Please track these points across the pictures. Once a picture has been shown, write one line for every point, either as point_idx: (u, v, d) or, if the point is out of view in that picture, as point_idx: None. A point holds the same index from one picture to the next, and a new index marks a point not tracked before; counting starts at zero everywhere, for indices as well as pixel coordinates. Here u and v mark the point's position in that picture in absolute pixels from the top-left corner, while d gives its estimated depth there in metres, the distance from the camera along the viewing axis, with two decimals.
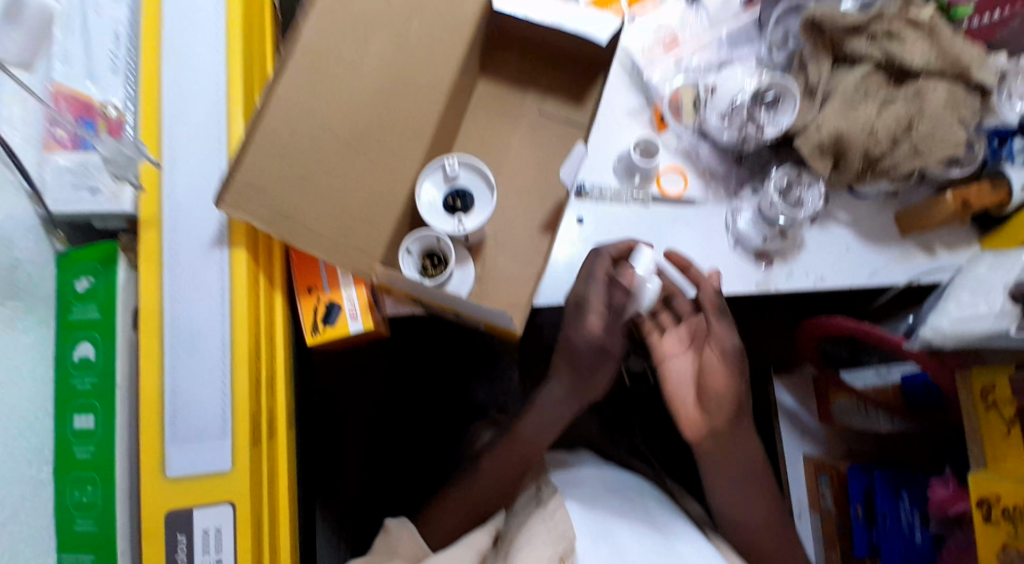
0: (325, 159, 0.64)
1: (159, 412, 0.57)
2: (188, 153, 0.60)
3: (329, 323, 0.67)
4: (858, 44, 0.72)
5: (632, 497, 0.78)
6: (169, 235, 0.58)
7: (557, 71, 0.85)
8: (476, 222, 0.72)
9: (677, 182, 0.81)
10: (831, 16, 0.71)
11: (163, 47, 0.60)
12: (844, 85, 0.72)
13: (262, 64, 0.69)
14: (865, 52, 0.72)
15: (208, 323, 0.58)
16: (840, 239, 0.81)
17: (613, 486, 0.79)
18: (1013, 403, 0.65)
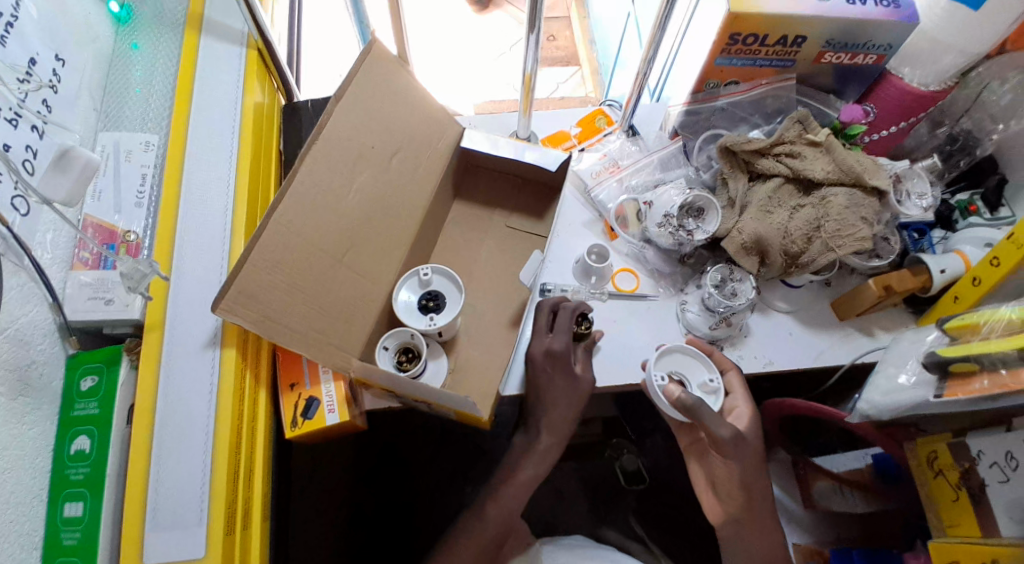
0: (308, 269, 0.72)
1: (143, 498, 0.62)
2: (190, 268, 0.69)
3: (309, 415, 0.74)
4: (767, 164, 0.84)
5: None
6: (168, 338, 0.66)
7: (520, 191, 0.97)
8: (446, 319, 0.80)
9: (630, 280, 0.92)
10: (738, 144, 0.84)
11: (181, 183, 0.72)
12: (758, 196, 0.84)
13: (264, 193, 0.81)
14: (775, 170, 0.84)
15: (195, 417, 0.65)
16: (781, 325, 0.89)
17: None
18: (955, 469, 0.70)
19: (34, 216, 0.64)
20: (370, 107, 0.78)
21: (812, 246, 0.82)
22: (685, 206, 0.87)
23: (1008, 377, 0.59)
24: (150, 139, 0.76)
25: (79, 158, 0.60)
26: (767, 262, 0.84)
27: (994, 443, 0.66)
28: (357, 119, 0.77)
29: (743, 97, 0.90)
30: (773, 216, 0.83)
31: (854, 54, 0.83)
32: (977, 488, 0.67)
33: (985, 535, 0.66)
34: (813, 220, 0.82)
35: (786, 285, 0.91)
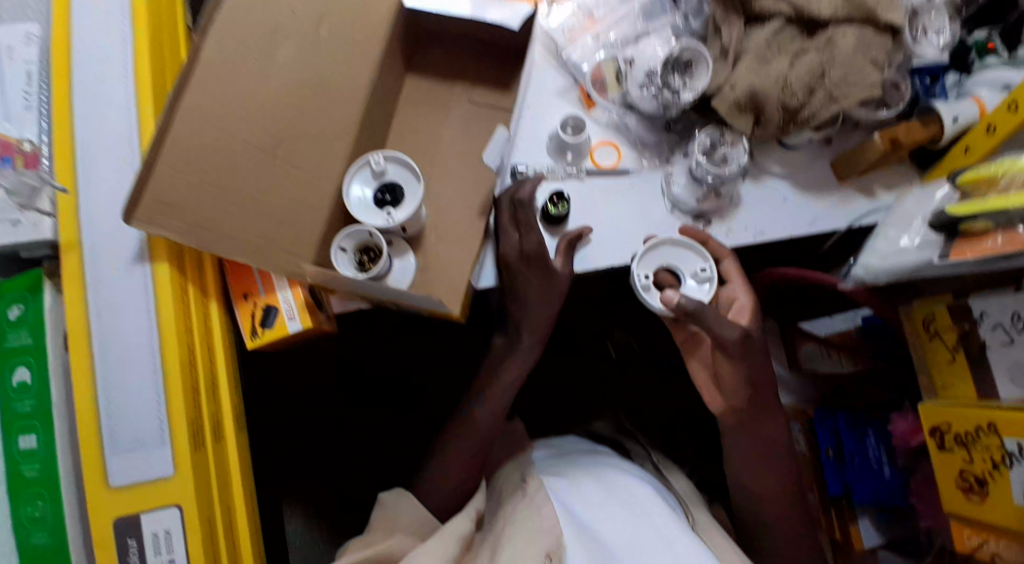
0: (239, 170, 0.65)
1: (97, 425, 0.58)
2: (100, 176, 0.61)
3: (269, 325, 0.69)
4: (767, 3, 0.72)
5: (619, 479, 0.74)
6: (91, 257, 0.60)
7: (481, 59, 0.86)
8: (406, 214, 0.71)
9: (610, 155, 0.82)
10: None
11: (73, 78, 0.62)
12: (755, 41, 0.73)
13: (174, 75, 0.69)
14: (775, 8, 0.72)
15: (137, 337, 0.60)
16: (776, 191, 0.82)
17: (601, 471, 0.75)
18: (954, 330, 0.66)
19: None
20: None
21: (814, 99, 0.72)
22: (670, 61, 0.76)
23: None
24: (31, 28, 0.64)
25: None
26: (763, 121, 0.75)
27: (999, 302, 0.61)
28: None
29: None
30: (771, 64, 0.72)
31: None
32: (976, 351, 0.64)
33: (980, 397, 0.65)
34: (817, 67, 0.71)
35: (782, 146, 0.82)
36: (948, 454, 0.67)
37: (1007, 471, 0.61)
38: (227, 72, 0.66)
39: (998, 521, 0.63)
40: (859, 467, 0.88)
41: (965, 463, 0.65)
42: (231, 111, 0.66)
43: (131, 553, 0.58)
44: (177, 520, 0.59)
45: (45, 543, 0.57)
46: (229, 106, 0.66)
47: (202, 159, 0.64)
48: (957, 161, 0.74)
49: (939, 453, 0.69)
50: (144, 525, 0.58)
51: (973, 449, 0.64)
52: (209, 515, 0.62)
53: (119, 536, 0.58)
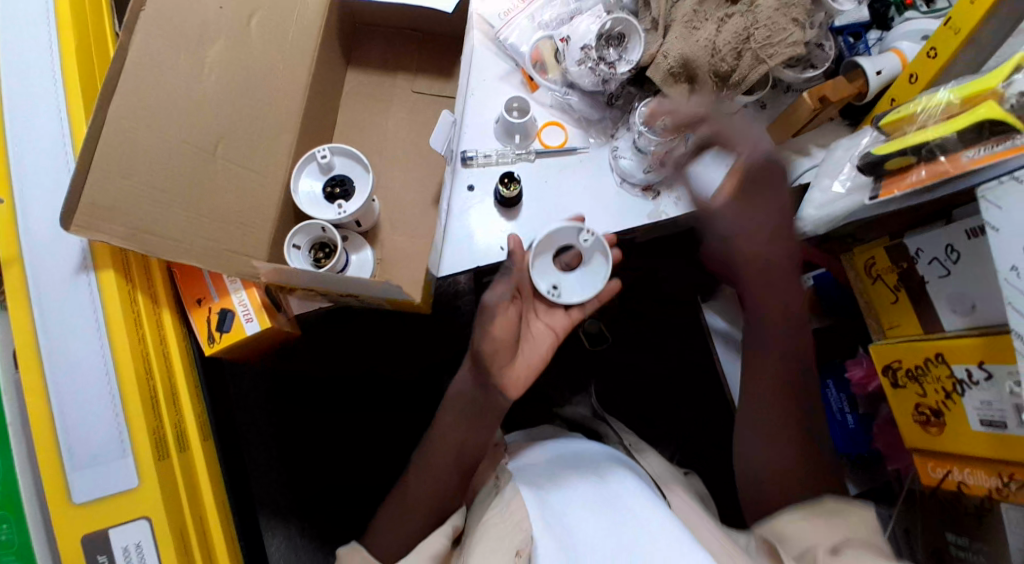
0: (180, 170, 0.64)
1: (54, 442, 0.56)
2: (36, 185, 0.59)
3: (227, 329, 0.67)
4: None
5: (587, 464, 0.71)
6: (33, 268, 0.58)
7: (420, 50, 0.86)
8: (357, 206, 0.72)
9: (557, 134, 0.84)
10: None
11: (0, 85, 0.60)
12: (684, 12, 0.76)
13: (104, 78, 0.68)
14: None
15: (88, 347, 0.58)
16: (720, 158, 0.84)
17: (571, 461, 0.72)
18: (894, 270, 0.69)
19: None
20: None
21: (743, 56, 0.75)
22: (604, 35, 0.78)
23: (947, 164, 0.55)
24: None
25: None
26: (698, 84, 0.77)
27: (933, 238, 0.64)
28: None
29: None
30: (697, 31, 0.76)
31: None
32: (918, 287, 0.67)
33: (926, 330, 0.67)
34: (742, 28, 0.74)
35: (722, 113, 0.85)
36: (902, 391, 0.69)
37: (959, 398, 0.62)
38: (160, 72, 0.65)
39: (963, 449, 0.63)
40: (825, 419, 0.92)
41: (919, 397, 0.67)
42: (165, 111, 0.65)
43: None
44: (147, 533, 0.57)
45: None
46: (165, 109, 0.65)
47: (136, 163, 0.62)
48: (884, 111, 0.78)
49: (894, 392, 0.71)
50: (113, 540, 0.57)
51: (925, 383, 0.66)
52: (181, 524, 0.60)
53: (89, 553, 0.56)
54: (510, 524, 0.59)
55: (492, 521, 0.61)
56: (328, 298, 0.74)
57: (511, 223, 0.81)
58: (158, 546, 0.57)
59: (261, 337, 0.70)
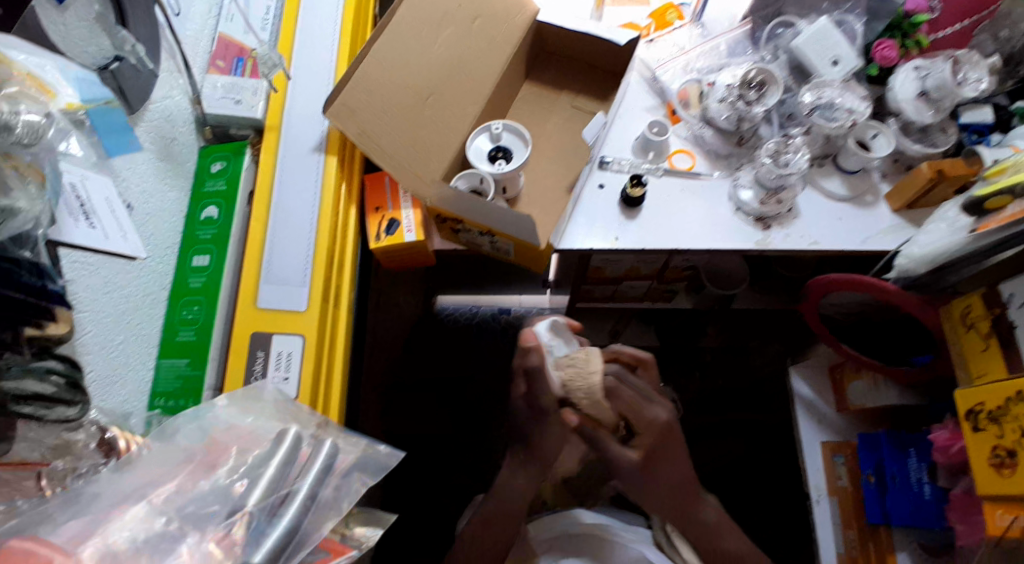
0: (399, 101, 0.84)
1: (259, 259, 0.72)
2: (306, 80, 0.80)
3: (391, 233, 0.84)
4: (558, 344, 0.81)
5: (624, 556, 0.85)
6: (286, 135, 0.78)
7: (587, 77, 1.05)
8: (515, 165, 0.88)
9: (686, 160, 0.97)
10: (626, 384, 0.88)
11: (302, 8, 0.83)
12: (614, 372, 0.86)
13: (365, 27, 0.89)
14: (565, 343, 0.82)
15: (303, 203, 0.75)
16: (830, 210, 0.92)
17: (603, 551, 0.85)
18: (987, 317, 0.72)
19: (183, 17, 0.75)
20: None
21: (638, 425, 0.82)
22: (744, 81, 0.92)
23: None
24: None
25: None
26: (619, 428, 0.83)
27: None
28: None
29: None
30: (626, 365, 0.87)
31: None
32: (1006, 331, 0.69)
33: (1010, 372, 0.69)
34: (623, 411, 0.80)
35: (841, 171, 0.93)
36: (982, 434, 0.70)
37: None
38: (411, 37, 0.87)
39: None
40: (899, 488, 0.90)
41: (998, 438, 0.68)
42: (400, 62, 0.85)
43: (257, 365, 0.68)
44: (298, 347, 0.70)
45: (189, 338, 0.69)
46: (403, 59, 0.86)
47: (377, 87, 0.82)
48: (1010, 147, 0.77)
49: (973, 435, 0.72)
50: (273, 344, 0.69)
51: (1005, 423, 0.67)
52: (321, 356, 0.72)
53: (251, 348, 0.69)
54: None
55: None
56: (465, 239, 0.90)
57: (628, 221, 0.94)
58: (303, 361, 0.69)
59: (413, 250, 0.86)
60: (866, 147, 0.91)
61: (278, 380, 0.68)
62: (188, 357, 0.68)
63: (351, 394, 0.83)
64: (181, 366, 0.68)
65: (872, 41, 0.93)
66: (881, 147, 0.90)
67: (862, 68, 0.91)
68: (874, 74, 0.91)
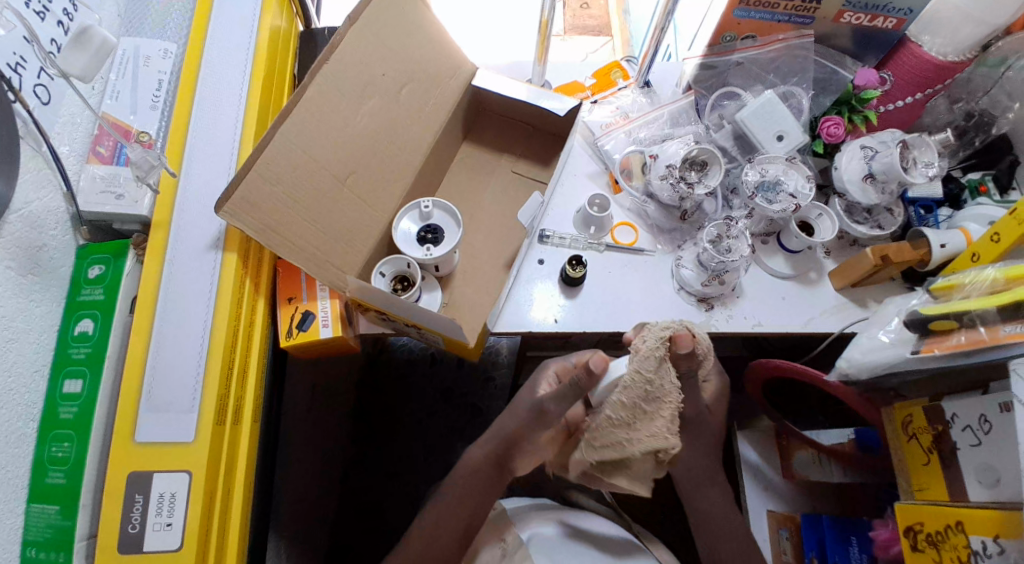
0: (312, 185, 0.75)
1: (139, 383, 0.65)
2: (199, 170, 0.72)
3: (304, 328, 0.75)
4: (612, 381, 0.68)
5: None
6: (175, 234, 0.69)
7: (527, 140, 0.99)
8: (443, 251, 0.82)
9: (629, 234, 0.91)
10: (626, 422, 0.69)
11: (198, 81, 0.75)
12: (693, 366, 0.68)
13: (277, 102, 0.83)
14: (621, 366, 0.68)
15: (194, 313, 0.68)
16: (775, 289, 0.88)
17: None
18: (929, 431, 0.70)
19: (54, 105, 0.67)
20: (383, 33, 0.80)
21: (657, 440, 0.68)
22: (688, 159, 0.87)
23: (984, 334, 0.60)
24: (168, 46, 0.78)
25: (98, 36, 0.61)
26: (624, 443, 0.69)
27: (969, 405, 0.66)
28: (365, 43, 0.79)
29: (759, 54, 0.89)
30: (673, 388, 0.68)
31: (874, 15, 0.81)
32: (948, 452, 0.67)
33: (952, 499, 0.66)
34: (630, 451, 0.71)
35: (784, 249, 0.88)
36: (920, 555, 0.67)
37: None
38: (334, 105, 0.77)
39: None
40: None
41: None
42: (316, 139, 0.75)
43: (135, 510, 0.62)
44: (184, 485, 0.63)
45: (60, 481, 0.62)
46: (320, 136, 0.76)
47: (286, 174, 0.72)
48: (965, 266, 0.77)
49: (911, 554, 0.69)
50: (154, 484, 0.62)
51: (942, 549, 0.64)
52: (213, 489, 0.66)
53: (129, 489, 0.62)
54: None
55: None
56: (389, 325, 0.82)
57: (570, 302, 0.87)
58: (190, 500, 0.63)
59: (329, 344, 0.78)
60: (810, 229, 0.87)
61: (160, 525, 0.62)
62: (58, 503, 0.61)
63: (257, 500, 0.79)
64: (52, 513, 0.61)
65: (819, 116, 0.88)
66: (825, 231, 0.86)
67: (807, 143, 0.87)
68: (819, 151, 0.87)
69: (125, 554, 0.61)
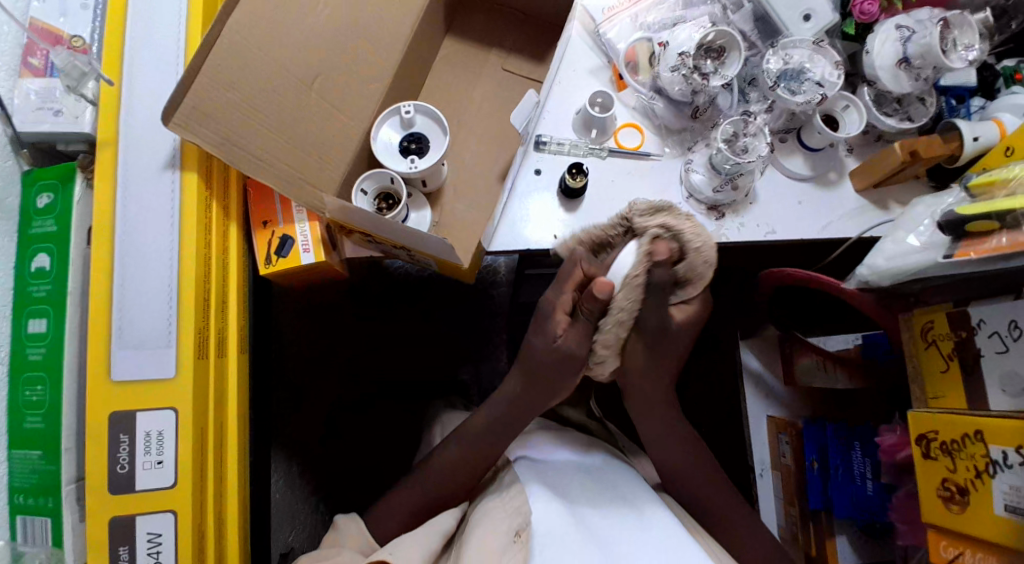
0: (278, 96, 0.67)
1: (107, 320, 0.59)
2: (144, 77, 0.63)
3: (284, 254, 0.70)
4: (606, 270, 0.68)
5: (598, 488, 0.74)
6: (124, 154, 0.61)
7: (518, 32, 0.88)
8: (429, 162, 0.73)
9: (633, 136, 0.83)
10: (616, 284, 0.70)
11: None
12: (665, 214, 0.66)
13: None
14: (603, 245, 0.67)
15: (158, 241, 0.61)
16: (790, 193, 0.81)
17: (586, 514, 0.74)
18: (950, 338, 0.66)
19: None
20: None
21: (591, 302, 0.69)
22: (703, 46, 0.78)
23: None
24: None
25: None
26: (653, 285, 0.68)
27: (997, 311, 0.62)
28: None
29: None
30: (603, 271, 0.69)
31: None
32: (971, 359, 0.64)
33: (970, 408, 0.63)
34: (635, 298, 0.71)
35: (805, 149, 0.81)
36: (933, 463, 0.65)
37: (989, 479, 0.59)
38: None
39: (979, 533, 0.60)
40: (841, 481, 0.85)
41: (949, 471, 0.63)
42: (265, 34, 0.67)
43: (122, 451, 0.59)
44: (172, 423, 0.60)
45: (39, 425, 0.59)
46: (278, 33, 0.68)
47: (241, 78, 0.66)
48: (999, 162, 0.70)
49: (922, 461, 0.67)
50: (139, 424, 0.59)
51: (957, 458, 0.62)
52: (203, 425, 0.63)
53: (113, 430, 0.59)
54: (509, 507, 0.66)
55: (492, 504, 0.67)
56: (375, 246, 0.76)
57: (569, 215, 0.80)
58: (179, 438, 0.60)
59: (313, 269, 0.72)
60: (834, 124, 0.79)
61: (150, 465, 0.60)
62: (41, 448, 0.59)
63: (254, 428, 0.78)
64: (35, 458, 0.59)
65: None
66: (851, 125, 0.79)
67: (837, 24, 0.78)
68: (851, 33, 0.78)
69: (117, 494, 0.59)
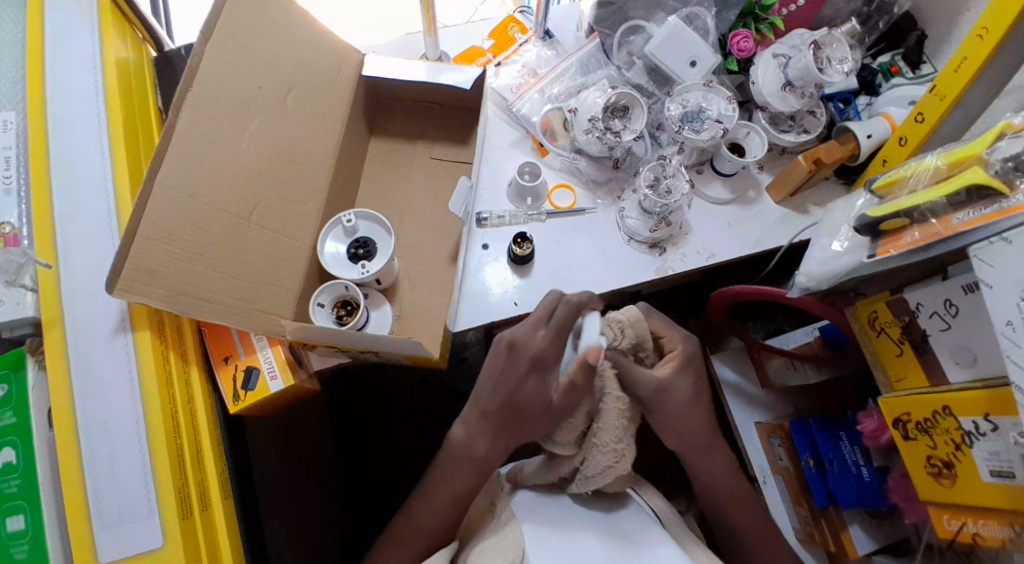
0: (217, 236, 0.67)
1: (86, 500, 0.58)
2: (81, 249, 0.63)
3: (251, 387, 0.68)
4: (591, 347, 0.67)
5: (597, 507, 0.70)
6: (72, 329, 0.61)
7: (438, 120, 0.93)
8: (379, 265, 0.77)
9: (566, 196, 0.87)
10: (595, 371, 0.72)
11: (49, 146, 0.64)
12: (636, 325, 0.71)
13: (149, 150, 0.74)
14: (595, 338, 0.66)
15: (121, 410, 0.60)
16: (719, 215, 0.86)
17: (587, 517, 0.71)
18: (896, 324, 0.71)
19: None
20: (248, 38, 0.71)
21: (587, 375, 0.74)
22: (608, 107, 0.83)
23: (938, 226, 0.59)
24: (6, 117, 0.67)
25: None
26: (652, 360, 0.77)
27: (932, 293, 0.66)
28: (233, 59, 0.69)
29: None
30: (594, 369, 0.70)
31: None
32: (919, 339, 0.68)
33: (933, 383, 0.67)
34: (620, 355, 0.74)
35: (720, 175, 0.87)
36: (914, 443, 0.69)
37: (968, 449, 0.63)
38: (213, 138, 0.68)
39: (975, 501, 0.63)
40: (839, 474, 0.85)
41: (930, 449, 0.67)
42: (192, 173, 0.66)
43: None
44: None
45: None
46: (215, 179, 0.67)
47: (180, 228, 0.64)
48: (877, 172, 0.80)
49: (905, 444, 0.70)
50: None
51: (935, 434, 0.66)
52: None
53: None
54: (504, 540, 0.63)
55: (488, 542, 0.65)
56: (345, 354, 0.75)
57: (522, 281, 0.82)
58: None
59: (283, 394, 0.71)
60: (741, 150, 0.85)
61: None
62: None
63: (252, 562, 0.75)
64: None
65: (726, 32, 0.86)
66: (755, 147, 0.85)
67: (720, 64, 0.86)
68: (733, 68, 0.86)
69: None
